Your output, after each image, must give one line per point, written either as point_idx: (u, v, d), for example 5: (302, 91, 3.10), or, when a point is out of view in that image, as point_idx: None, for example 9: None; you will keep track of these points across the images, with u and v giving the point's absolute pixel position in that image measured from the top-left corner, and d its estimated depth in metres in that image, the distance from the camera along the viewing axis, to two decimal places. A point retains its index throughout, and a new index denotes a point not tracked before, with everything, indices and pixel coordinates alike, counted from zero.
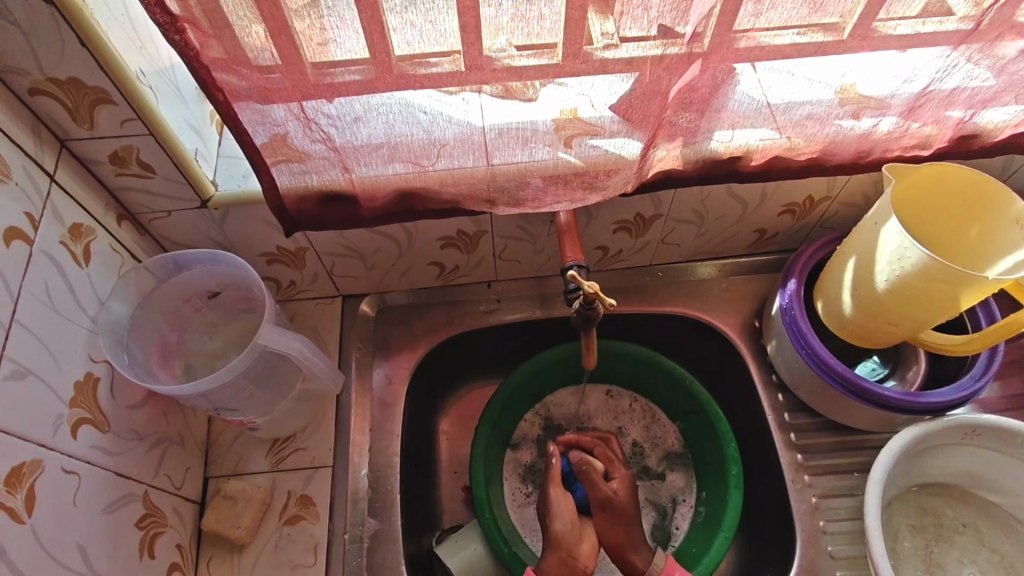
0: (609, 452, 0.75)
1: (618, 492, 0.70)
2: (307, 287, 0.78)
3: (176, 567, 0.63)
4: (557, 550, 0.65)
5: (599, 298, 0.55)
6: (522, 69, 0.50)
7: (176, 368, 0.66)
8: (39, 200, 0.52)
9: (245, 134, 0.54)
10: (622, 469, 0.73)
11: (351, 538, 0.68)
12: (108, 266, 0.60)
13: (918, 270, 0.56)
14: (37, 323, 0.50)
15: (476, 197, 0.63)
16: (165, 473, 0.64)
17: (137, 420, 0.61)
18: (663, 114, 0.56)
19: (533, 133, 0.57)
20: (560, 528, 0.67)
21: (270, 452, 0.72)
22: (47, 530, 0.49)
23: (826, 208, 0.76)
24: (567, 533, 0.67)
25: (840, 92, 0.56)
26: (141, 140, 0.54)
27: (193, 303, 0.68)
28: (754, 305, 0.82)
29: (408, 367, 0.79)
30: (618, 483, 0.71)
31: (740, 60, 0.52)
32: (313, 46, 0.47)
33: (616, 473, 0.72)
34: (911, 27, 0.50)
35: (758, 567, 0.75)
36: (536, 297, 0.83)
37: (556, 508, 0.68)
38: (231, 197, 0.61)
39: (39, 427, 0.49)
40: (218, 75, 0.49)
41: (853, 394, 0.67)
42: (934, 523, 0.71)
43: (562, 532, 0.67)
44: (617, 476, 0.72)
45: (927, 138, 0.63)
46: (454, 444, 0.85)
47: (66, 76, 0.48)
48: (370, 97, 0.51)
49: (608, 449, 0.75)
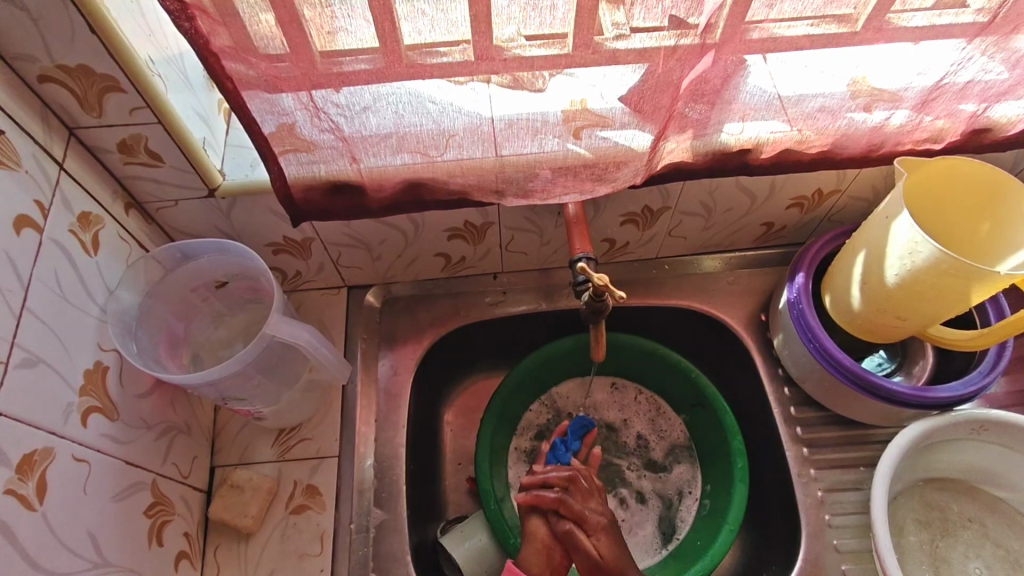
0: (578, 508, 0.64)
1: (604, 553, 0.62)
2: (313, 278, 0.78)
3: (184, 555, 0.63)
4: (534, 541, 0.64)
5: (608, 291, 0.55)
6: (532, 59, 0.49)
7: (184, 358, 0.66)
8: (49, 188, 0.52)
9: (254, 123, 0.53)
10: (595, 520, 0.64)
11: (357, 528, 0.69)
12: (116, 254, 0.60)
13: (929, 264, 0.55)
14: (47, 312, 0.50)
15: (484, 188, 0.63)
16: (173, 462, 0.64)
17: (145, 408, 0.61)
18: (674, 105, 0.56)
19: (543, 125, 0.56)
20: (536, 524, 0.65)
21: (276, 442, 0.72)
22: (58, 517, 0.49)
23: (835, 201, 0.75)
24: (542, 529, 0.65)
25: (852, 84, 0.56)
26: (149, 129, 0.54)
27: (200, 293, 0.68)
28: (761, 299, 0.82)
29: (413, 358, 0.79)
30: (600, 539, 0.63)
31: (751, 51, 0.52)
32: (322, 35, 0.46)
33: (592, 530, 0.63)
34: (926, 19, 0.50)
35: (763, 559, 0.76)
36: (542, 290, 0.82)
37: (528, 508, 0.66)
38: (238, 186, 0.61)
39: (50, 415, 0.50)
40: (227, 64, 0.48)
41: (860, 388, 0.67)
42: (940, 518, 0.71)
43: (536, 526, 0.65)
44: (594, 532, 0.63)
45: (940, 131, 0.63)
46: (458, 435, 0.86)
47: (76, 63, 0.48)
48: (380, 86, 0.51)
49: (574, 505, 0.64)
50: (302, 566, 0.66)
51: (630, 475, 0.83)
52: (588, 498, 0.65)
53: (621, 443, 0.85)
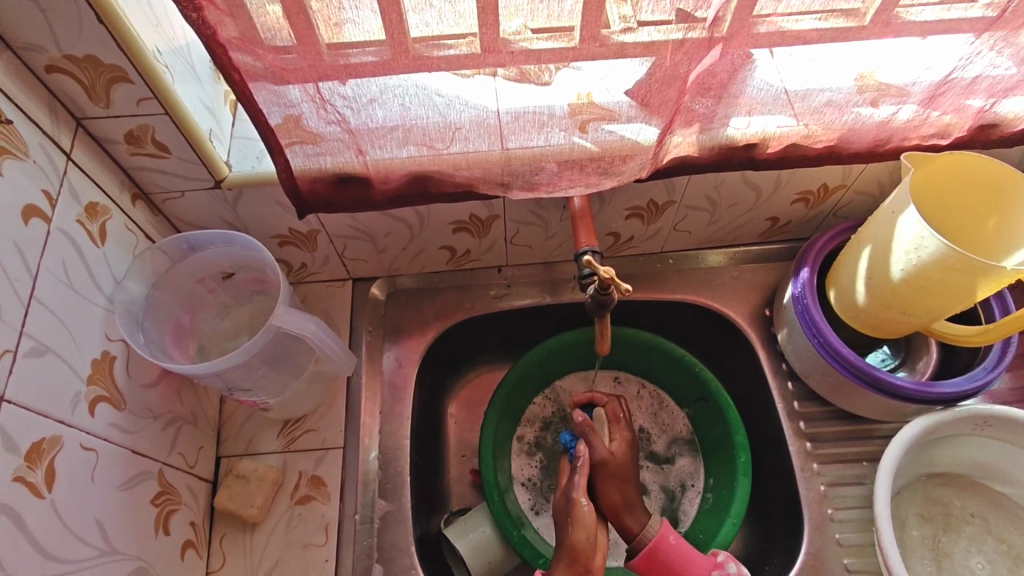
0: (614, 411, 0.74)
1: (614, 455, 0.69)
2: (318, 270, 0.79)
3: (190, 544, 0.64)
4: (574, 562, 0.61)
5: (614, 284, 0.55)
6: (538, 52, 0.49)
7: (190, 348, 0.66)
8: (56, 177, 0.52)
9: (261, 115, 0.53)
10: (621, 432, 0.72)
11: (361, 519, 0.69)
12: (122, 245, 0.60)
13: (935, 259, 0.55)
14: (55, 302, 0.51)
15: (490, 181, 0.62)
16: (179, 452, 0.64)
17: (152, 398, 0.61)
18: (681, 99, 0.56)
19: (549, 118, 0.56)
20: (582, 538, 0.62)
21: (281, 433, 0.72)
22: (66, 505, 0.49)
23: (840, 196, 0.75)
24: (585, 544, 0.62)
25: (859, 79, 0.56)
26: (156, 120, 0.54)
27: (206, 284, 0.68)
28: (765, 294, 0.82)
29: (418, 351, 0.79)
30: (616, 445, 0.71)
31: (759, 45, 0.51)
32: (329, 27, 0.46)
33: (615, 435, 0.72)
34: (935, 13, 0.50)
35: (765, 552, 0.76)
36: (546, 284, 0.82)
37: (580, 516, 0.63)
38: (244, 177, 0.61)
39: (57, 403, 0.50)
40: (235, 56, 0.48)
41: (864, 382, 0.67)
42: (943, 512, 0.71)
43: (580, 543, 0.62)
44: (615, 437, 0.72)
45: (946, 127, 0.62)
46: (462, 428, 0.86)
47: (83, 54, 0.48)
48: (387, 78, 0.51)
49: (616, 408, 0.74)
50: (307, 557, 0.66)
51: None
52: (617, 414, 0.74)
53: None
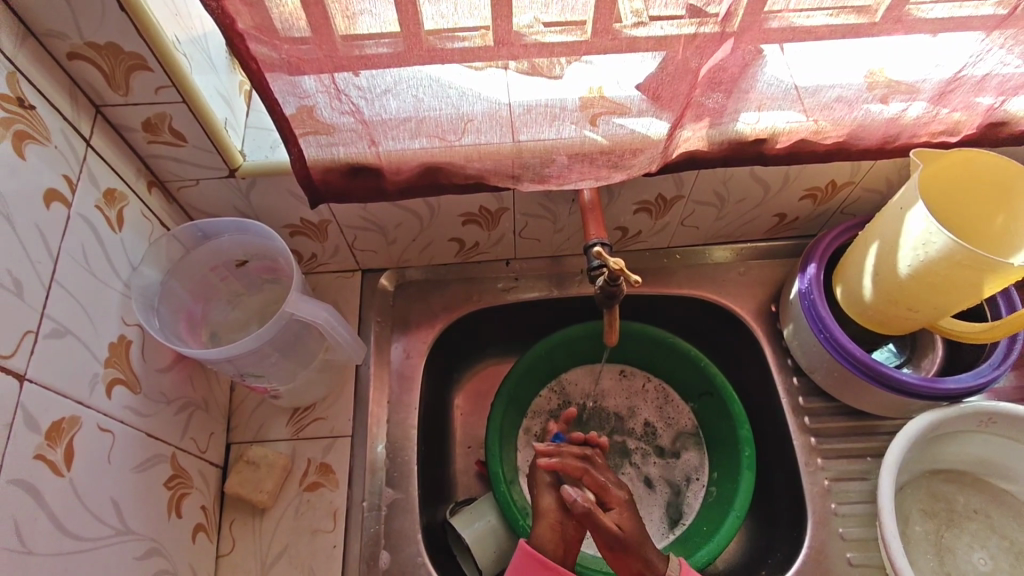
0: (601, 479, 0.66)
1: (623, 526, 0.63)
2: (328, 261, 0.79)
3: (201, 528, 0.65)
4: (545, 519, 0.65)
5: (624, 275, 0.55)
6: (550, 45, 0.50)
7: (203, 336, 0.67)
8: (76, 163, 0.53)
9: (276, 104, 0.54)
10: (615, 494, 0.66)
11: (369, 507, 0.70)
12: (139, 232, 0.61)
13: (943, 255, 0.56)
14: (75, 284, 0.52)
15: (501, 173, 0.63)
16: (191, 437, 0.65)
17: (165, 383, 0.62)
18: (692, 93, 0.56)
19: (561, 110, 0.57)
20: (548, 502, 0.66)
21: (290, 421, 0.73)
22: (84, 483, 0.50)
23: (848, 193, 0.75)
24: (554, 505, 0.66)
25: (869, 76, 0.56)
26: (174, 108, 0.55)
27: (220, 272, 0.69)
28: (772, 289, 0.82)
29: (427, 341, 0.80)
30: (618, 514, 0.64)
31: (769, 41, 0.52)
32: (345, 18, 0.47)
33: (612, 502, 0.65)
34: (946, 11, 0.50)
35: (769, 547, 0.76)
36: (554, 277, 0.83)
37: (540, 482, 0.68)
38: (258, 167, 0.62)
39: (76, 384, 0.51)
40: (252, 46, 0.49)
41: (870, 377, 0.67)
42: (945, 508, 0.72)
43: (548, 504, 0.66)
44: (613, 505, 0.65)
45: (956, 124, 0.63)
46: (467, 419, 0.87)
47: (105, 41, 0.48)
48: (401, 70, 0.52)
49: (596, 477, 0.67)
50: (315, 542, 0.67)
51: (636, 462, 0.84)
52: (604, 472, 0.68)
53: (627, 429, 0.86)
